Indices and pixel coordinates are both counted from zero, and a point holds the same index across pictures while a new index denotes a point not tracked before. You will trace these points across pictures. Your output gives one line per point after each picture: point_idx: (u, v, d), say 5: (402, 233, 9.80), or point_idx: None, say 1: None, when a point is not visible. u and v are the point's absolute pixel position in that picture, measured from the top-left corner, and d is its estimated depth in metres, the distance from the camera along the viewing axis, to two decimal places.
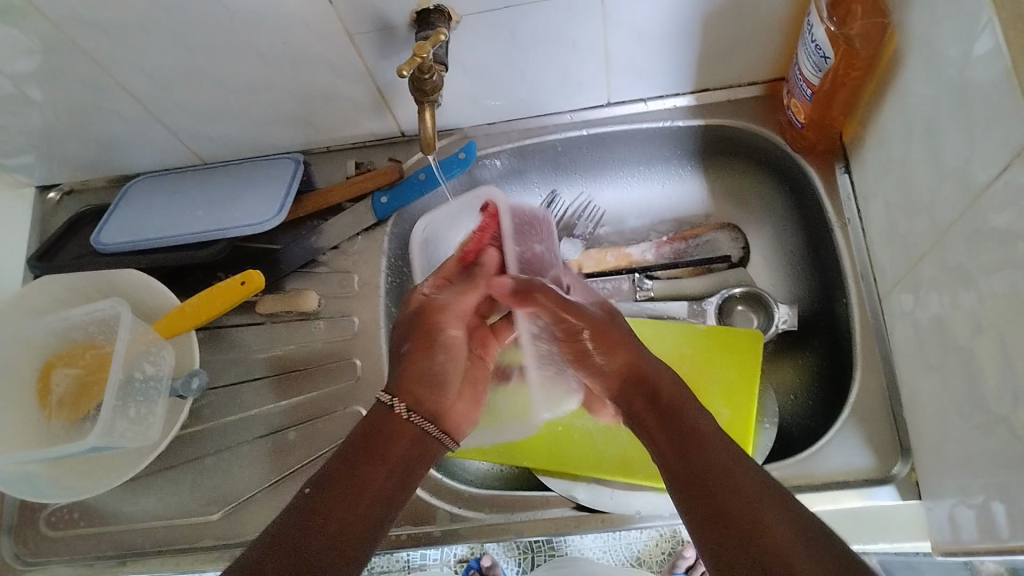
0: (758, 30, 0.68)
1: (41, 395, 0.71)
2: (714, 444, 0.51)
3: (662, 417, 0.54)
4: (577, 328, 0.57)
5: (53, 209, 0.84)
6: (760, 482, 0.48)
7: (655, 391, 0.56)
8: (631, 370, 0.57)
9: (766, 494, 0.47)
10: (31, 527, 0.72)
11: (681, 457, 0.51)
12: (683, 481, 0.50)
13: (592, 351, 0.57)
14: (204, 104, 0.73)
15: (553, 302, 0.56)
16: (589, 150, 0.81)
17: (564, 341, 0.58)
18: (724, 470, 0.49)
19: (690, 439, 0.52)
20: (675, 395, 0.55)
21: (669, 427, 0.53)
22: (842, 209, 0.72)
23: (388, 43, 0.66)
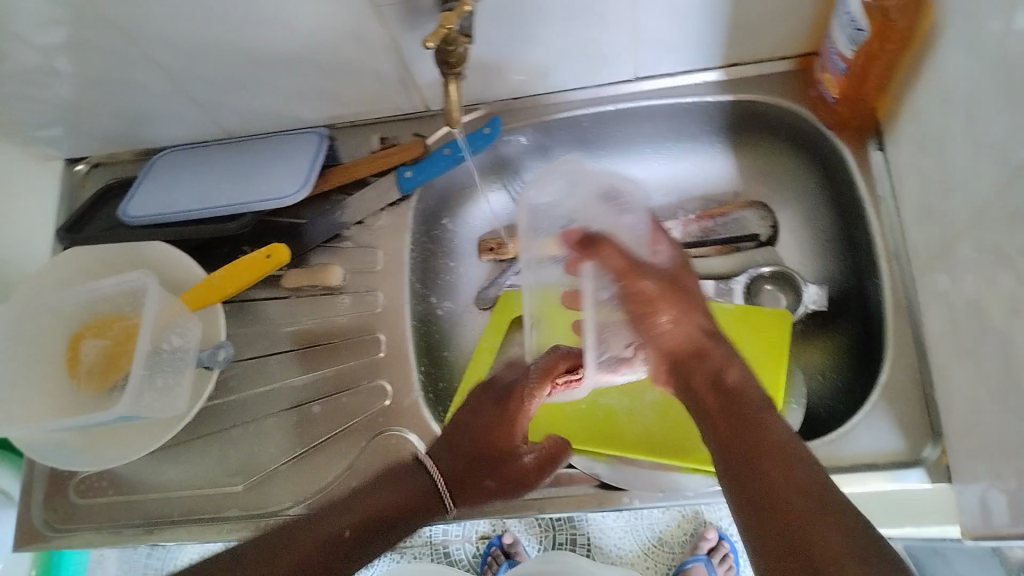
0: (792, 2, 0.67)
1: (70, 365, 0.71)
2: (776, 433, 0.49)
3: (721, 399, 0.52)
4: (643, 287, 0.57)
5: (81, 180, 0.85)
6: (810, 479, 0.46)
7: (717, 370, 0.54)
8: (689, 345, 0.55)
9: (814, 489, 0.46)
10: (61, 493, 0.73)
11: (733, 434, 0.50)
12: (746, 474, 0.48)
13: (652, 313, 0.56)
14: (230, 77, 0.73)
15: (618, 259, 0.59)
16: (616, 126, 0.80)
17: (625, 300, 0.58)
18: (767, 446, 0.49)
19: (747, 424, 0.50)
20: (733, 382, 0.53)
21: (732, 407, 0.52)
22: (875, 186, 0.70)
23: (415, 16, 0.65)
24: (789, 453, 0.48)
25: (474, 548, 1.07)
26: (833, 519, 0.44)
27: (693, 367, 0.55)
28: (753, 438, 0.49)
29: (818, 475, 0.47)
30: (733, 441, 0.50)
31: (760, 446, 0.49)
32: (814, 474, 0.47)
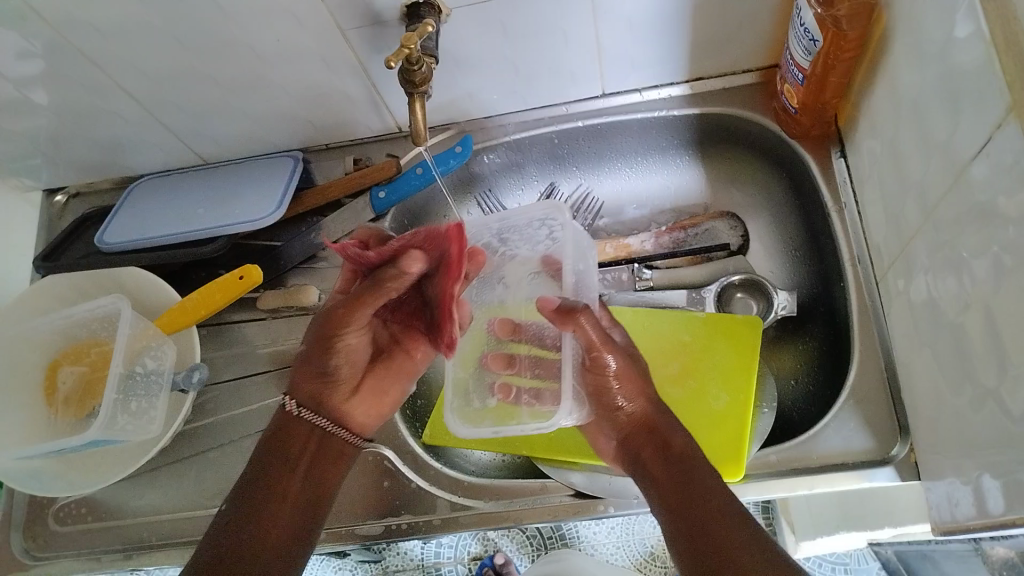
0: (750, 17, 0.68)
1: (47, 393, 0.72)
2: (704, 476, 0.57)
3: (668, 466, 0.58)
4: (606, 362, 0.59)
5: (60, 212, 0.85)
6: (747, 533, 0.53)
7: (663, 441, 0.59)
8: (643, 417, 0.60)
9: (740, 537, 0.53)
10: (41, 521, 0.73)
11: (689, 509, 0.55)
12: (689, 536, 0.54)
13: (613, 390, 0.60)
14: (201, 104, 0.74)
15: (595, 331, 0.58)
16: (586, 141, 0.82)
17: (589, 372, 0.60)
18: (718, 514, 0.54)
19: (698, 501, 0.55)
20: (682, 445, 0.59)
21: (676, 480, 0.57)
22: (839, 193, 0.72)
23: (379, 38, 0.66)
24: (725, 512, 0.54)
25: (467, 571, 0.98)
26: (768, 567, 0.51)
27: (658, 433, 0.60)
28: (694, 503, 0.55)
29: (748, 522, 0.54)
30: (687, 518, 0.55)
31: (706, 506, 0.55)
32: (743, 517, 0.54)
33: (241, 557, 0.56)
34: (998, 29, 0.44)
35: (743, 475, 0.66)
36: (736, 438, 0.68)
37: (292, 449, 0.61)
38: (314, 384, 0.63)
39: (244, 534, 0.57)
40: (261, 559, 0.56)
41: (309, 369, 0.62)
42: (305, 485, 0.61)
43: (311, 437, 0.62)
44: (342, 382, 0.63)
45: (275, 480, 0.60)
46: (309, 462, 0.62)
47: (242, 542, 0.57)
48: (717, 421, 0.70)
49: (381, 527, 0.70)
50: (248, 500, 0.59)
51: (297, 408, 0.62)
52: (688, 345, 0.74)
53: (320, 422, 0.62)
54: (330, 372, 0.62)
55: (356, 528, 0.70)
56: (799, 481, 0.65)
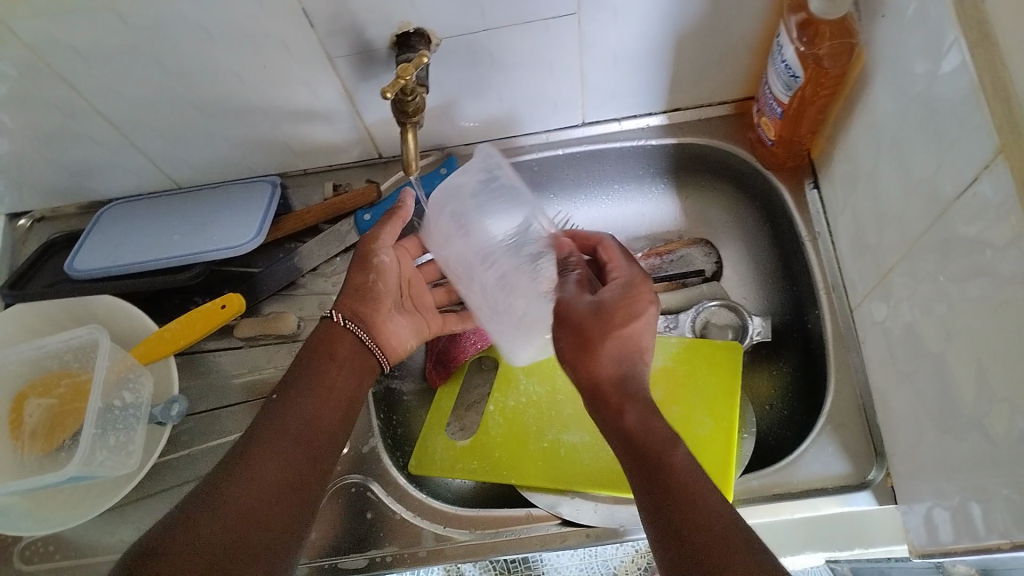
0: (730, 52, 0.70)
1: (11, 427, 0.68)
2: (669, 439, 0.55)
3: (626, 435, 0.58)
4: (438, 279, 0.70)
5: (23, 237, 0.82)
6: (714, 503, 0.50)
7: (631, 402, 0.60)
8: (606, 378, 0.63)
9: (701, 496, 0.50)
10: (5, 560, 0.70)
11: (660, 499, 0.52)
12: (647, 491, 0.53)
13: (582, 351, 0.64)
14: (179, 129, 0.73)
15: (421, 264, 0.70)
16: (563, 169, 0.83)
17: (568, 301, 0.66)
18: (680, 475, 0.52)
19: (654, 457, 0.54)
20: (636, 411, 0.59)
21: (641, 452, 0.55)
22: (812, 222, 0.74)
23: (367, 66, 0.66)
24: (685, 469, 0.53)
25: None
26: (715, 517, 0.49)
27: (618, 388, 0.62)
28: (661, 451, 0.54)
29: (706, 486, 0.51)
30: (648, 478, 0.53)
31: (671, 477, 0.52)
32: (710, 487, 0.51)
33: (286, 438, 0.58)
34: (985, 74, 0.46)
35: (732, 499, 0.66)
36: (721, 464, 0.68)
37: (332, 350, 0.65)
38: (354, 301, 0.68)
39: (293, 422, 0.59)
40: (302, 443, 0.58)
41: (351, 290, 0.68)
42: (308, 444, 0.59)
43: (350, 349, 0.66)
44: (379, 296, 0.69)
45: (288, 436, 0.58)
46: (347, 366, 0.65)
47: (288, 426, 0.59)
48: (702, 445, 0.70)
49: (364, 560, 0.69)
50: (256, 456, 0.56)
51: (342, 319, 0.67)
52: (671, 370, 0.76)
53: (361, 334, 0.67)
54: (365, 287, 0.68)
55: (338, 562, 0.69)
56: (782, 505, 0.66)
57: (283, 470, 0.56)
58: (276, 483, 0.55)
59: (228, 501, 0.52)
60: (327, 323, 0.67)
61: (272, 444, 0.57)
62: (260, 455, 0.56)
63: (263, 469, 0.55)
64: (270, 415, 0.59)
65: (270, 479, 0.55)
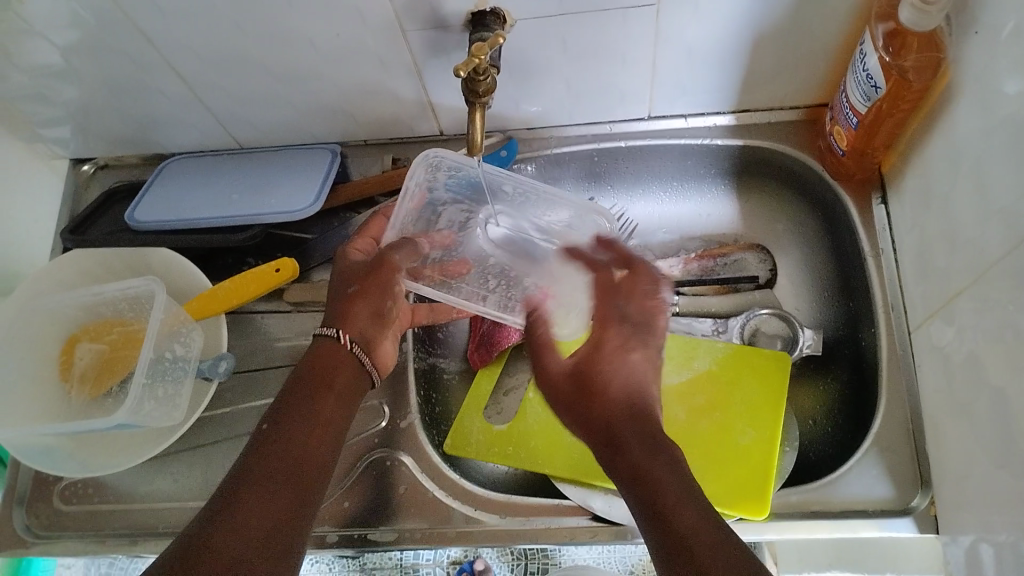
0: (809, 57, 0.68)
1: (62, 368, 0.69)
2: (651, 441, 0.52)
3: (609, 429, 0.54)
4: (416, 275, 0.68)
5: (86, 182, 0.84)
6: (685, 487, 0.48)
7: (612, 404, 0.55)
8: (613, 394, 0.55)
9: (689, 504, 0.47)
10: (45, 498, 0.71)
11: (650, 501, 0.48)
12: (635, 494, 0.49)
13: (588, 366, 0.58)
14: (247, 90, 0.73)
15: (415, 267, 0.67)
16: (624, 162, 0.82)
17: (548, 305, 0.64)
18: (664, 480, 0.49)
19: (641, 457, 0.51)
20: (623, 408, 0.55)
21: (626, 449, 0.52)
22: (876, 238, 0.72)
23: (440, 41, 0.66)
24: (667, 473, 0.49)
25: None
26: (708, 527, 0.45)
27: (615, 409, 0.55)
28: (638, 454, 0.51)
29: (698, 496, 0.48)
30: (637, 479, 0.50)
31: (655, 483, 0.49)
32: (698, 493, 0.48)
33: (276, 479, 0.52)
34: None
35: (766, 514, 0.65)
36: (762, 475, 0.67)
37: (329, 381, 0.59)
38: (360, 322, 0.63)
39: (276, 460, 0.53)
40: (294, 468, 0.53)
41: (365, 305, 0.63)
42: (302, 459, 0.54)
43: (348, 380, 0.61)
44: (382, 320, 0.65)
45: (282, 456, 0.53)
46: (344, 392, 0.60)
47: (273, 470, 0.52)
48: (743, 455, 0.69)
49: (393, 534, 0.69)
50: (244, 480, 0.51)
51: (350, 343, 0.62)
52: (718, 376, 0.75)
53: (362, 359, 0.62)
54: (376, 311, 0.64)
55: (369, 533, 0.69)
56: (819, 523, 0.64)
57: (271, 508, 0.50)
58: (265, 527, 0.49)
59: (213, 554, 0.46)
60: (327, 341, 0.61)
61: (260, 487, 0.51)
62: (248, 486, 0.51)
63: (255, 500, 0.50)
64: (259, 432, 0.55)
65: (258, 523, 0.49)
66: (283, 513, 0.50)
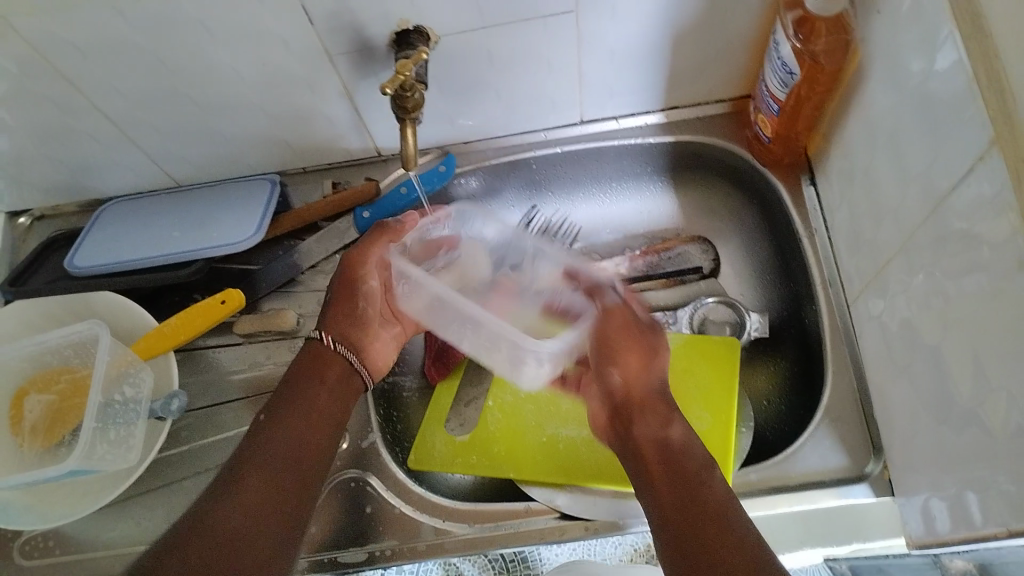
0: (727, 50, 0.71)
1: (13, 423, 0.68)
2: (685, 445, 0.56)
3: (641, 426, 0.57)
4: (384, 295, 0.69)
5: (23, 234, 0.83)
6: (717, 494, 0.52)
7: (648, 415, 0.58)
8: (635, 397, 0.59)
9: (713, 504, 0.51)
10: (6, 556, 0.70)
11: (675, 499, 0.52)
12: (659, 493, 0.53)
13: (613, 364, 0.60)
14: (179, 127, 0.73)
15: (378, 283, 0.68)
16: (562, 167, 0.83)
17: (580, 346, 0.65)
18: (693, 485, 0.52)
19: (677, 462, 0.54)
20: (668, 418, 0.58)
21: (661, 448, 0.55)
22: (809, 219, 0.74)
23: (367, 63, 0.67)
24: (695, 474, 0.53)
25: None
26: (726, 523, 0.49)
27: (644, 414, 0.58)
28: (662, 457, 0.55)
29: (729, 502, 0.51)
30: (666, 481, 0.53)
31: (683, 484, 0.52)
32: (721, 496, 0.52)
33: (265, 471, 0.55)
34: (980, 68, 0.47)
35: (730, 494, 0.66)
36: (720, 457, 0.68)
37: (322, 375, 0.63)
38: (342, 325, 0.66)
39: (271, 457, 0.56)
40: (290, 463, 0.57)
41: (342, 313, 0.66)
42: (301, 455, 0.58)
43: (340, 374, 0.64)
44: (365, 322, 0.67)
45: (282, 453, 0.57)
46: (333, 389, 0.63)
47: (264, 463, 0.56)
48: (701, 440, 0.70)
49: (364, 554, 0.69)
50: (247, 472, 0.55)
51: (332, 341, 0.64)
52: (668, 366, 0.76)
53: (349, 356, 0.65)
54: (359, 316, 0.67)
55: (338, 556, 0.69)
56: (782, 497, 0.66)
57: (265, 504, 0.54)
58: (260, 519, 0.53)
59: (205, 540, 0.50)
60: (314, 344, 0.65)
61: (250, 480, 0.54)
62: (247, 476, 0.54)
63: (251, 492, 0.54)
64: (265, 426, 0.59)
65: (253, 517, 0.52)
66: (278, 510, 0.54)
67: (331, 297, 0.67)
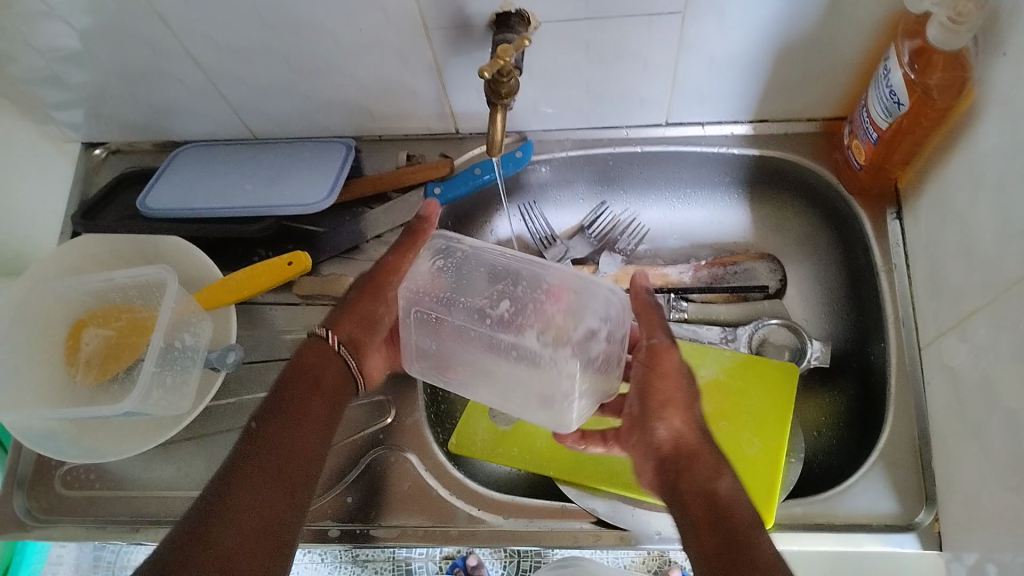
0: (831, 70, 0.68)
1: (69, 352, 0.69)
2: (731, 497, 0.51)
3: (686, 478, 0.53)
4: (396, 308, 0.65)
5: (97, 166, 0.83)
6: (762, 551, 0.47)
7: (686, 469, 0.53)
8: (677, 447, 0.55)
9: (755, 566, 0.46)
10: (47, 482, 0.71)
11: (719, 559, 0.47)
12: (706, 551, 0.48)
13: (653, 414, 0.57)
14: (265, 81, 0.72)
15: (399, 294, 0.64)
16: (638, 167, 0.82)
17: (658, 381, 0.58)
18: (736, 541, 0.47)
19: (721, 515, 0.50)
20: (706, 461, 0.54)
21: (706, 501, 0.51)
22: (890, 254, 0.72)
23: (464, 40, 0.65)
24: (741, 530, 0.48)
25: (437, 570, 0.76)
26: None
27: (684, 467, 0.54)
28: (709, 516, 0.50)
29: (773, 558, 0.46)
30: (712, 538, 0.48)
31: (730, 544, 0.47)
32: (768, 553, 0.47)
33: (266, 468, 0.52)
34: None
35: (772, 524, 0.65)
36: (767, 485, 0.67)
37: (318, 380, 0.59)
38: (352, 325, 0.62)
39: (273, 451, 0.53)
40: (290, 454, 0.54)
41: (355, 310, 0.63)
42: (301, 445, 0.55)
43: (336, 379, 0.60)
44: (375, 329, 0.64)
45: (282, 444, 0.54)
46: (330, 391, 0.59)
47: (264, 464, 0.52)
48: (749, 465, 0.69)
49: (395, 531, 0.69)
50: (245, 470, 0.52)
51: (336, 343, 0.61)
52: (723, 383, 0.74)
53: (351, 363, 0.62)
54: (372, 320, 0.63)
55: (370, 530, 0.69)
56: (823, 536, 0.64)
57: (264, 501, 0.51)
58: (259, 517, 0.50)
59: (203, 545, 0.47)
60: (317, 340, 0.62)
61: (250, 482, 0.51)
62: (244, 475, 0.51)
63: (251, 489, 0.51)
64: (266, 418, 0.56)
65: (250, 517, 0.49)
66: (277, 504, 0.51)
67: (351, 294, 0.64)
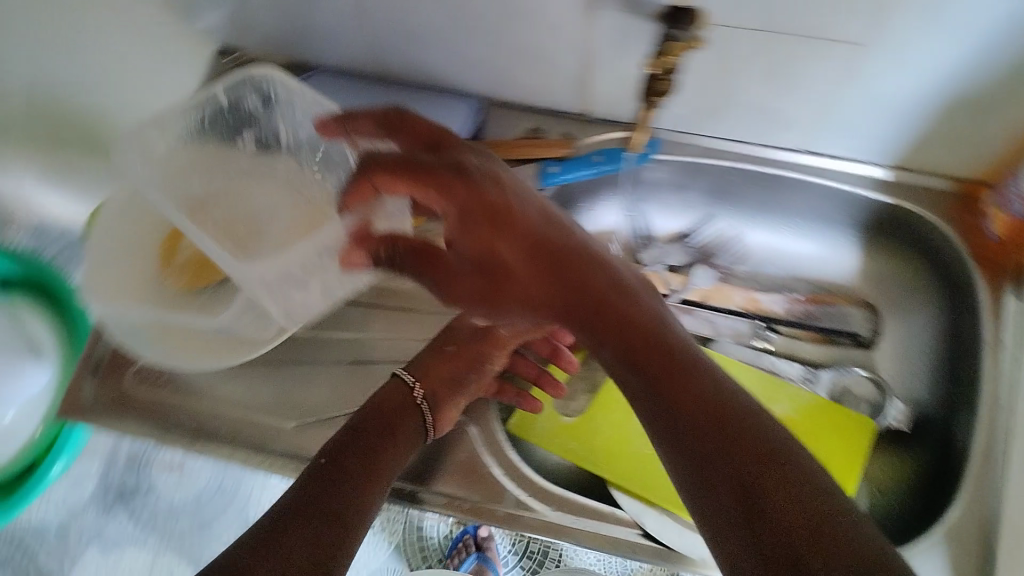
0: (991, 132, 0.66)
1: (163, 255, 0.70)
2: (706, 414, 0.48)
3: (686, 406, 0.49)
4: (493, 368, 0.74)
5: (226, 74, 0.83)
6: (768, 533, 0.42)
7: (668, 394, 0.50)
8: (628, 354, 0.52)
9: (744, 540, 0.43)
10: (119, 373, 0.72)
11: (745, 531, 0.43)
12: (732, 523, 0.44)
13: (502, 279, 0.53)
14: (412, 25, 0.71)
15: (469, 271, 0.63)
16: (757, 187, 0.80)
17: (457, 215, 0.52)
18: (742, 503, 0.44)
19: (712, 461, 0.46)
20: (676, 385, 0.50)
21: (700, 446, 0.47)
22: (1000, 331, 0.70)
23: (626, 26, 0.64)
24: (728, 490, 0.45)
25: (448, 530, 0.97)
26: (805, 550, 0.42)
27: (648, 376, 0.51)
28: (715, 466, 0.46)
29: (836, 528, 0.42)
30: (739, 508, 0.44)
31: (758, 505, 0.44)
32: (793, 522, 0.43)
33: (327, 495, 0.56)
34: None
35: None
36: None
37: (393, 427, 0.65)
38: (436, 378, 0.70)
39: (337, 481, 0.57)
40: (353, 482, 0.58)
41: (444, 370, 0.71)
42: (366, 474, 0.59)
43: (409, 431, 0.66)
44: (462, 388, 0.71)
45: (349, 473, 0.58)
46: (400, 442, 0.65)
47: (329, 492, 0.56)
48: None
49: (442, 498, 0.69)
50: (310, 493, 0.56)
51: (419, 398, 0.68)
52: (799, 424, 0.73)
53: (421, 414, 0.67)
54: (459, 380, 0.71)
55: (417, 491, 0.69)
56: None
57: (319, 523, 0.54)
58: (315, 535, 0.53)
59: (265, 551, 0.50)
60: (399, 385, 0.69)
61: (314, 508, 0.55)
62: (308, 500, 0.55)
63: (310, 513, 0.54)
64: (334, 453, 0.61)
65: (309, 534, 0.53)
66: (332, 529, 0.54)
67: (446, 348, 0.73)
